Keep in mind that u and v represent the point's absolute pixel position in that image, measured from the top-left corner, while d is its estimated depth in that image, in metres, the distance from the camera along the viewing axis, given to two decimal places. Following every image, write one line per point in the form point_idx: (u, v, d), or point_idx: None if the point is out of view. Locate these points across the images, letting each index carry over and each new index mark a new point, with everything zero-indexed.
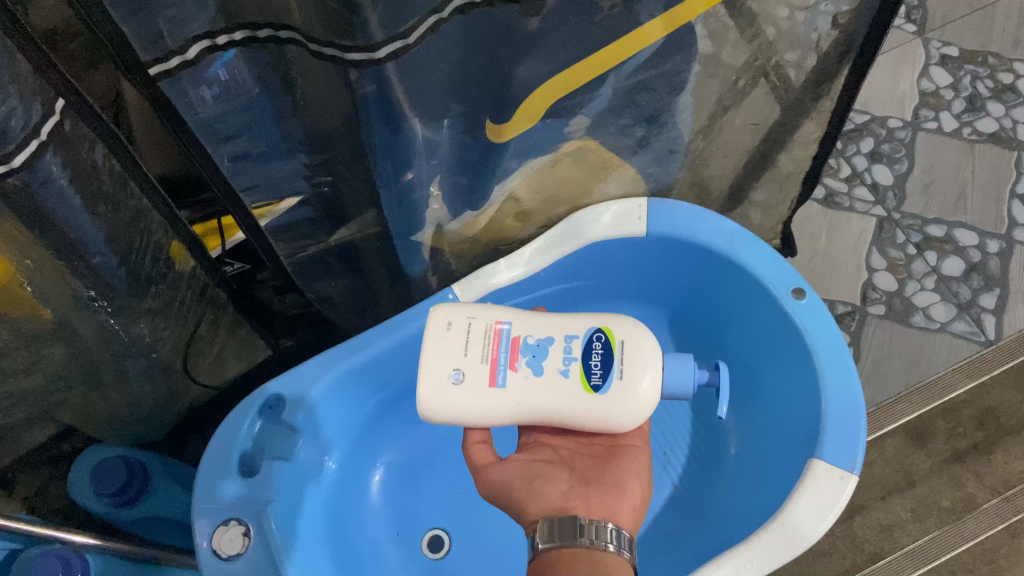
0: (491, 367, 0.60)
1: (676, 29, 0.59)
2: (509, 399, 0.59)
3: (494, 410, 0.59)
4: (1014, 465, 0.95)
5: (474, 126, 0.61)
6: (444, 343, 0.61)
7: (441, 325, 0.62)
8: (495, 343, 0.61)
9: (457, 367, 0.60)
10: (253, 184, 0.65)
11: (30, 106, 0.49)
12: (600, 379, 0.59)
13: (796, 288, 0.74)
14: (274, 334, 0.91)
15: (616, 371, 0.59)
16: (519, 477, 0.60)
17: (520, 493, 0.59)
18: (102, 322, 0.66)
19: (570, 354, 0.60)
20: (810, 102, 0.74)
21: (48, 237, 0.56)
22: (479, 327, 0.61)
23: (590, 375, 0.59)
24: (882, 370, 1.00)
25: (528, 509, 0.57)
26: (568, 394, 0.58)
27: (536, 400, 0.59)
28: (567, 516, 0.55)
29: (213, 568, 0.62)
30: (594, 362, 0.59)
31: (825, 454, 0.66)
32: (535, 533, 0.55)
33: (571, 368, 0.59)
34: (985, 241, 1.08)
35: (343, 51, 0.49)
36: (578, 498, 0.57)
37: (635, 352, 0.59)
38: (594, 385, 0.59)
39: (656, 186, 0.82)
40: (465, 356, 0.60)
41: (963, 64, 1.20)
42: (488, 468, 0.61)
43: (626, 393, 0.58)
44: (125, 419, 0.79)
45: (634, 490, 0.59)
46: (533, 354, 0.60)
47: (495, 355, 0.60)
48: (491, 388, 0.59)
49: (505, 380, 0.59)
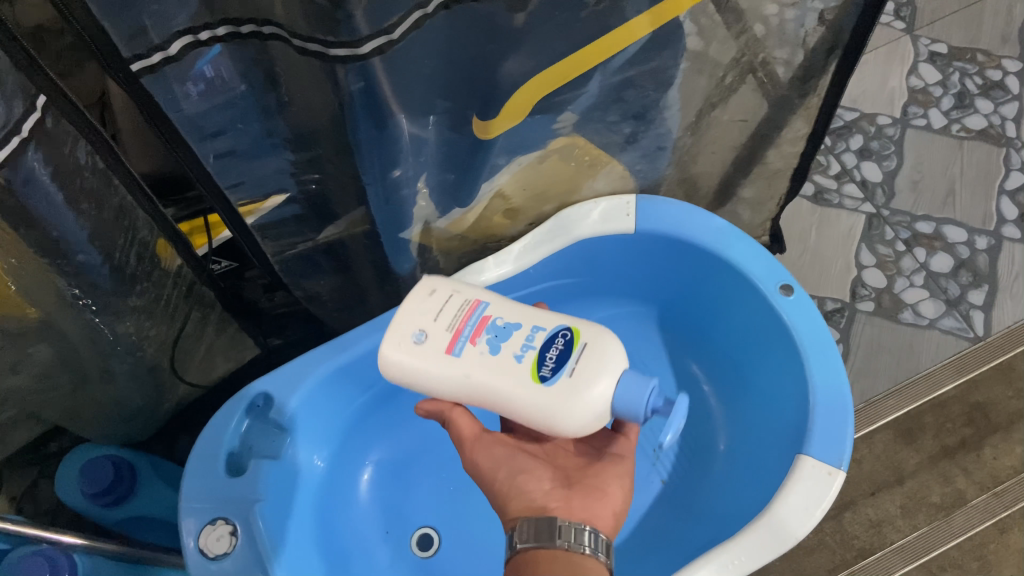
0: (453, 335, 0.60)
1: (663, 25, 0.59)
2: (458, 369, 0.58)
3: (444, 377, 0.59)
4: (1002, 460, 0.95)
5: (460, 123, 0.61)
6: (420, 305, 0.61)
7: (424, 291, 0.62)
8: (466, 315, 0.61)
9: (422, 329, 0.60)
10: (239, 181, 0.65)
11: (10, 103, 0.49)
12: (549, 371, 0.57)
13: (784, 284, 0.74)
14: (263, 332, 0.91)
15: (568, 368, 0.57)
16: (504, 470, 0.59)
17: (502, 487, 0.58)
18: (88, 320, 0.66)
19: (530, 342, 0.58)
20: (798, 99, 0.74)
21: (32, 236, 0.56)
22: (458, 300, 0.62)
23: (542, 365, 0.57)
24: (871, 366, 1.00)
25: (508, 506, 0.57)
26: (514, 378, 0.57)
27: (482, 377, 0.58)
28: (545, 517, 0.54)
29: (199, 567, 0.61)
30: (550, 355, 0.58)
31: (814, 450, 0.66)
32: (514, 531, 0.55)
33: (526, 355, 0.58)
34: (974, 237, 1.08)
35: (327, 47, 0.49)
36: (558, 500, 0.56)
37: (593, 354, 0.57)
38: (542, 376, 0.57)
39: (645, 183, 0.82)
40: (434, 321, 0.60)
41: (951, 61, 1.20)
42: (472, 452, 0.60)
43: (569, 391, 0.56)
44: (113, 419, 0.78)
45: (616, 493, 0.58)
46: (497, 334, 0.59)
47: (461, 326, 0.60)
48: (446, 354, 0.59)
49: (461, 351, 0.59)
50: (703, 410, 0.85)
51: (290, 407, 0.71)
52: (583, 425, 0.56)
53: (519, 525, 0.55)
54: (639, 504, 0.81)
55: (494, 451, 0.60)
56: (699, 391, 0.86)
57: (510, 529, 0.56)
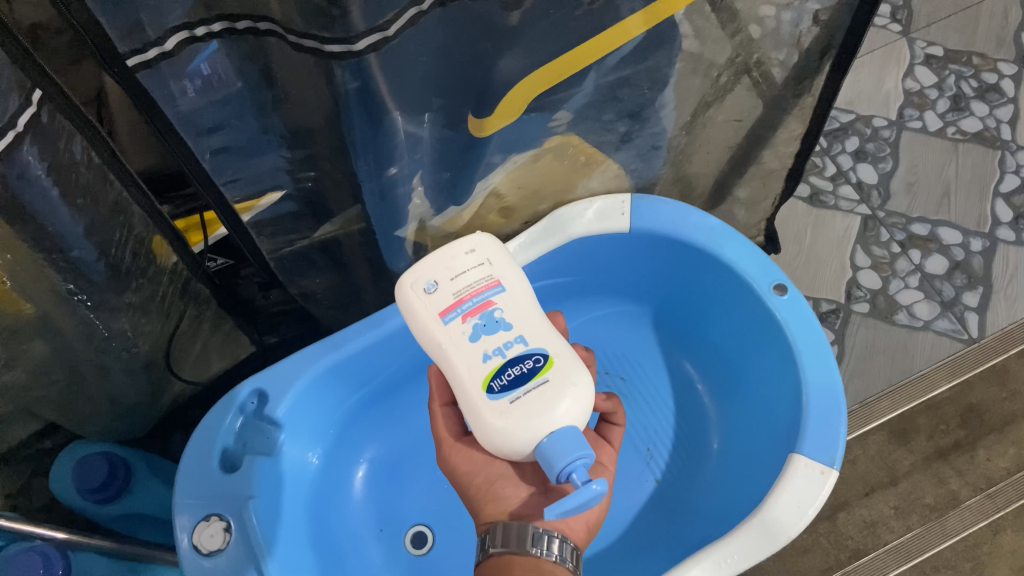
0: (455, 302, 0.58)
1: (657, 24, 0.59)
2: (437, 335, 0.57)
3: (424, 332, 0.58)
4: (996, 462, 0.95)
5: (455, 120, 0.61)
6: (447, 259, 0.59)
7: (463, 248, 0.60)
8: (478, 290, 0.58)
9: (435, 281, 0.59)
10: (234, 178, 0.65)
11: (5, 97, 0.49)
12: (499, 386, 0.55)
13: (777, 283, 0.74)
14: (258, 330, 0.92)
15: (515, 394, 0.54)
16: (482, 474, 0.59)
17: (479, 492, 0.59)
18: (82, 316, 0.65)
19: (503, 350, 0.56)
20: (792, 99, 0.74)
21: (28, 231, 0.56)
22: (482, 273, 0.59)
23: (497, 377, 0.55)
24: (866, 367, 1.00)
25: (485, 508, 0.58)
26: (469, 372, 0.56)
27: (450, 354, 0.56)
28: (517, 522, 0.55)
29: (193, 564, 0.62)
30: (510, 372, 0.55)
31: (806, 449, 0.66)
32: (487, 536, 0.56)
33: (492, 360, 0.56)
34: (969, 239, 1.08)
35: (322, 43, 0.49)
36: (534, 511, 0.58)
37: (546, 398, 0.54)
38: (490, 387, 0.55)
39: (639, 182, 0.82)
40: (449, 280, 0.59)
41: (947, 64, 1.21)
42: (452, 453, 0.61)
43: (502, 415, 0.54)
44: (110, 416, 0.78)
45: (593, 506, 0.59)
46: (488, 325, 0.57)
47: (466, 298, 0.58)
48: (437, 317, 0.57)
49: (449, 321, 0.57)
50: (697, 410, 0.85)
51: (285, 404, 0.71)
52: (502, 445, 0.54)
53: (492, 530, 0.56)
54: (633, 503, 0.80)
55: (475, 453, 0.60)
56: (694, 390, 0.86)
57: (483, 532, 0.58)
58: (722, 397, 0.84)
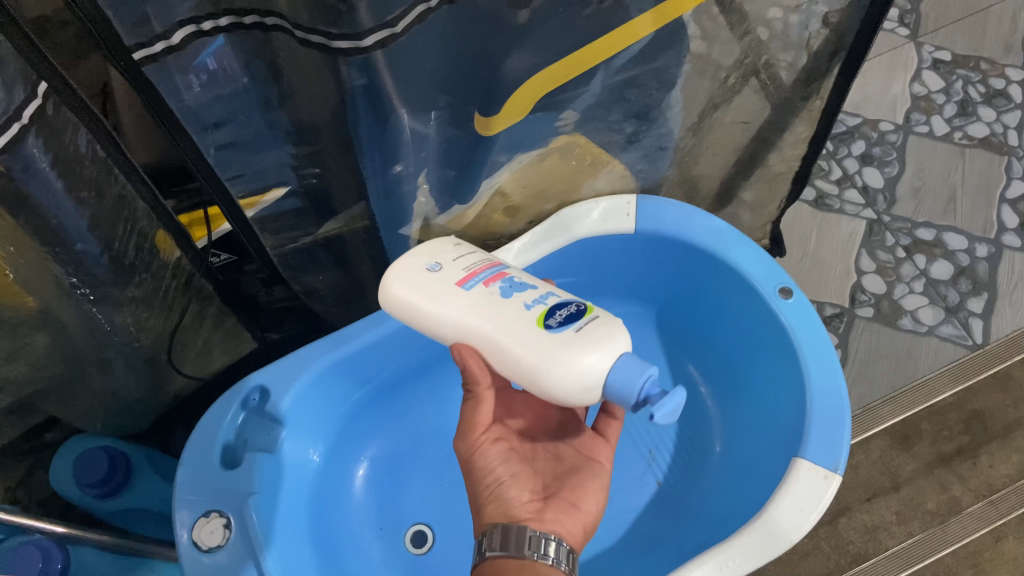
0: (468, 274, 0.58)
1: (666, 24, 0.59)
2: (463, 300, 0.57)
3: (445, 306, 0.57)
4: (998, 469, 0.95)
5: (461, 119, 0.61)
6: (442, 248, 0.61)
7: (449, 242, 0.63)
8: (486, 265, 0.60)
9: (438, 263, 0.60)
10: (238, 174, 0.65)
11: (10, 89, 0.49)
12: (556, 322, 0.54)
13: (783, 287, 0.74)
14: (261, 327, 0.91)
15: (575, 325, 0.54)
16: (493, 473, 0.58)
17: (486, 490, 0.58)
18: (85, 310, 0.65)
19: (544, 299, 0.56)
20: (799, 102, 0.74)
21: (33, 224, 0.56)
22: (480, 258, 0.61)
23: (550, 316, 0.55)
24: (869, 372, 1.00)
25: (487, 508, 0.58)
26: (517, 319, 0.55)
27: (484, 311, 0.56)
28: (515, 525, 0.55)
29: (192, 560, 0.61)
30: (559, 312, 0.55)
31: (809, 453, 0.66)
32: (483, 539, 0.56)
33: (535, 307, 0.56)
34: (974, 245, 1.08)
35: (329, 38, 0.49)
36: (531, 513, 0.57)
37: (605, 325, 0.55)
38: (548, 324, 0.54)
39: (645, 183, 0.82)
40: (453, 262, 0.60)
41: (955, 69, 1.20)
42: (472, 445, 0.59)
43: (571, 342, 0.53)
44: (108, 410, 0.78)
45: (590, 511, 0.59)
46: (512, 286, 0.58)
47: (478, 271, 0.59)
48: (455, 287, 0.58)
49: (471, 287, 0.57)
50: (700, 413, 0.85)
51: (286, 401, 0.71)
52: (578, 372, 0.52)
53: (490, 533, 0.56)
54: (634, 505, 0.80)
55: (490, 452, 0.59)
56: (697, 393, 0.86)
57: (480, 533, 0.57)
58: (724, 399, 0.84)
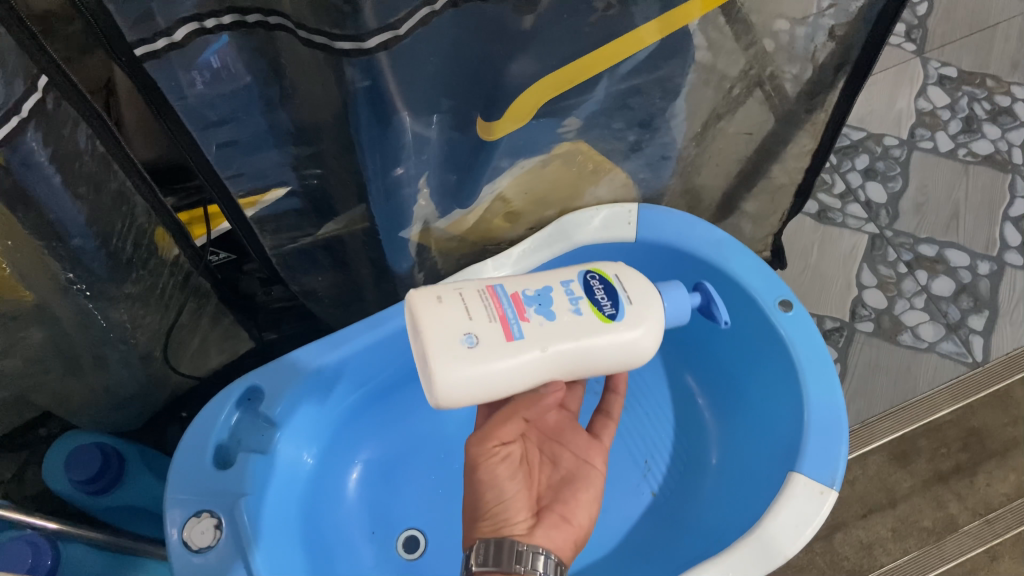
0: (502, 323, 0.56)
1: (670, 33, 0.59)
2: (533, 348, 0.56)
3: (522, 364, 0.56)
4: (996, 488, 0.94)
5: (463, 122, 0.61)
6: (445, 313, 0.56)
7: (431, 299, 0.56)
8: (495, 301, 0.58)
9: (468, 333, 0.55)
10: (239, 173, 0.64)
11: (11, 81, 0.48)
12: (611, 308, 0.59)
13: (783, 299, 0.73)
14: (258, 326, 0.91)
15: (624, 298, 0.60)
16: (494, 492, 0.58)
17: (486, 507, 0.58)
18: (81, 305, 0.65)
19: (575, 295, 0.59)
20: (804, 114, 0.73)
21: (31, 219, 0.56)
22: (472, 293, 0.58)
23: (603, 307, 0.59)
24: (868, 387, 0.99)
25: (479, 524, 0.58)
26: (588, 327, 0.58)
27: (558, 344, 0.57)
28: (507, 540, 0.55)
29: (181, 560, 0.61)
30: (600, 297, 0.60)
31: (805, 468, 0.65)
32: (470, 553, 0.56)
33: (580, 305, 0.59)
34: (976, 262, 1.07)
35: (332, 39, 0.49)
36: (523, 528, 0.57)
37: (633, 284, 0.61)
38: (610, 315, 0.59)
39: (648, 192, 0.82)
40: (471, 320, 0.56)
41: (961, 86, 1.20)
42: (484, 455, 0.58)
43: (643, 315, 0.60)
44: (102, 407, 0.77)
45: (581, 525, 0.60)
46: (540, 303, 0.58)
47: (502, 311, 0.57)
48: (512, 341, 0.56)
49: (522, 330, 0.56)
50: (697, 425, 0.84)
51: (281, 402, 0.71)
52: (656, 335, 0.61)
53: (473, 548, 0.56)
54: (627, 516, 0.80)
55: (499, 469, 0.58)
56: (695, 405, 0.85)
57: (469, 548, 0.57)
58: (721, 412, 0.83)
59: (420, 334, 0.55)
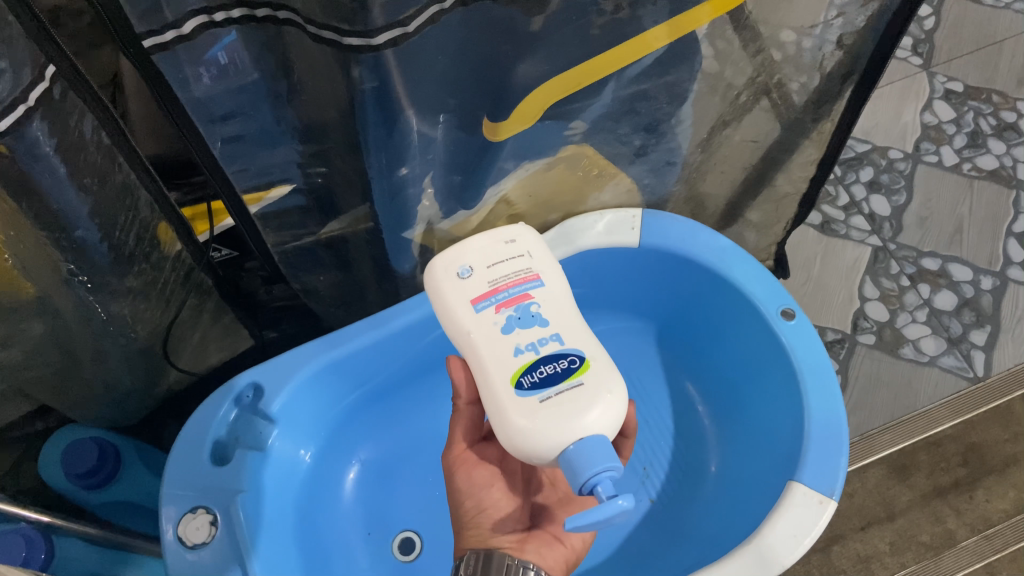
0: (489, 291, 0.59)
1: (680, 38, 0.59)
2: (468, 321, 0.58)
3: (453, 319, 0.59)
4: (995, 503, 0.94)
5: (470, 123, 0.60)
6: (486, 248, 0.62)
7: (505, 236, 0.63)
8: (512, 282, 0.60)
9: (470, 267, 0.61)
10: (244, 168, 0.64)
11: (18, 71, 0.48)
12: (530, 382, 0.55)
13: (785, 308, 0.73)
14: (258, 325, 0.90)
15: (546, 393, 0.55)
16: (474, 499, 0.60)
17: (467, 516, 0.60)
18: (81, 296, 0.66)
19: (537, 347, 0.57)
20: (810, 123, 0.73)
21: (35, 209, 0.56)
22: (518, 266, 0.61)
23: (527, 374, 0.55)
24: (868, 400, 0.99)
25: (465, 537, 0.59)
26: (500, 365, 0.56)
27: (480, 341, 0.57)
28: (496, 552, 0.55)
29: (177, 558, 0.61)
30: (543, 369, 0.56)
31: (805, 478, 0.65)
32: (459, 562, 0.57)
33: (524, 355, 0.56)
34: (979, 277, 1.07)
35: (341, 35, 0.49)
36: (513, 543, 0.58)
37: (577, 396, 0.54)
38: (520, 382, 0.55)
39: (652, 198, 0.82)
40: (484, 268, 0.61)
41: (966, 101, 1.20)
42: (455, 462, 0.61)
43: (529, 414, 0.54)
44: (100, 402, 0.77)
45: (574, 547, 0.60)
46: (521, 318, 0.58)
47: (502, 288, 0.59)
48: (469, 304, 0.59)
49: (482, 309, 0.58)
50: (696, 431, 0.84)
51: (279, 401, 0.70)
52: (524, 443, 0.54)
53: (465, 557, 0.56)
54: (627, 521, 0.79)
55: (475, 473, 0.60)
56: (694, 412, 0.85)
57: (458, 558, 0.58)
58: (721, 418, 0.83)
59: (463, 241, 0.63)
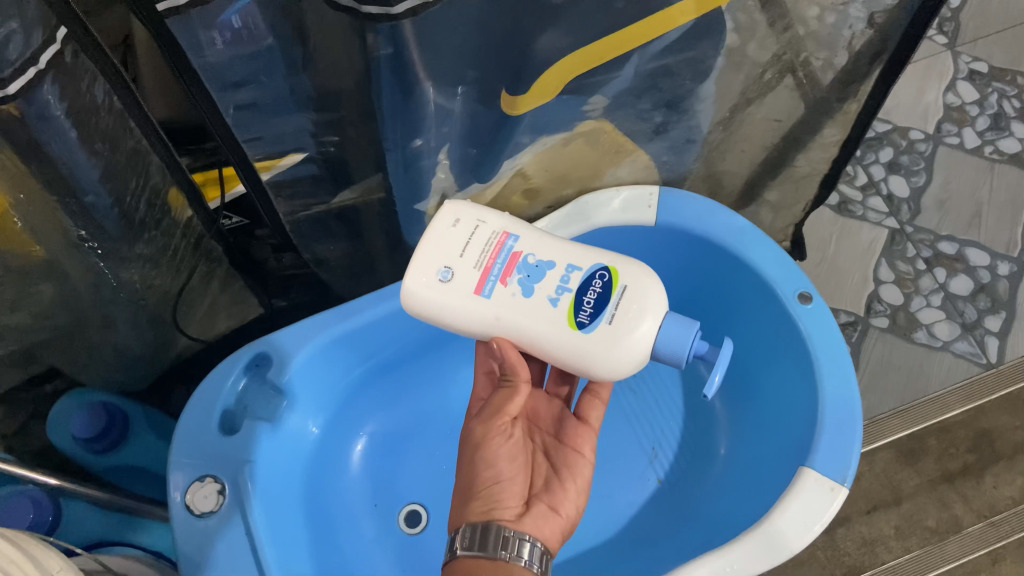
0: (482, 275, 0.59)
1: (706, 13, 0.57)
2: (490, 310, 0.58)
3: (472, 316, 0.59)
4: (1002, 490, 0.93)
5: (488, 96, 0.59)
6: (444, 239, 0.60)
7: (448, 220, 0.60)
8: (495, 251, 0.59)
9: (448, 267, 0.59)
10: (257, 136, 0.63)
11: (28, 32, 0.47)
12: (587, 317, 0.57)
13: (802, 292, 0.72)
14: (268, 293, 0.90)
15: (607, 314, 0.57)
16: (492, 470, 0.58)
17: (480, 486, 0.58)
18: (92, 263, 0.65)
19: (566, 285, 0.58)
20: (836, 102, 0.72)
21: (44, 171, 0.55)
22: (486, 234, 0.60)
23: (578, 312, 0.58)
24: (878, 383, 0.98)
25: (469, 505, 0.58)
26: (551, 322, 0.58)
27: (513, 317, 0.58)
28: (494, 526, 0.55)
29: (185, 525, 0.61)
30: (588, 299, 0.58)
31: (817, 463, 0.64)
32: (456, 536, 0.56)
33: (562, 299, 0.58)
34: (996, 262, 1.06)
35: (359, 3, 0.47)
36: (512, 515, 0.57)
37: (630, 300, 0.57)
38: (580, 322, 0.57)
39: (670, 175, 0.80)
40: (460, 258, 0.59)
41: (990, 82, 1.18)
42: (488, 431, 0.59)
43: (607, 341, 0.57)
44: (110, 366, 0.77)
45: (568, 516, 0.59)
46: (530, 273, 0.59)
47: (491, 264, 0.59)
48: (476, 295, 0.58)
49: (492, 291, 0.58)
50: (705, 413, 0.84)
51: (289, 372, 0.70)
52: (621, 367, 0.58)
53: (461, 531, 0.56)
54: (632, 501, 0.81)
55: (501, 447, 0.59)
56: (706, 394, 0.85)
57: (453, 530, 0.57)
58: (730, 400, 0.82)
59: (422, 242, 0.60)
